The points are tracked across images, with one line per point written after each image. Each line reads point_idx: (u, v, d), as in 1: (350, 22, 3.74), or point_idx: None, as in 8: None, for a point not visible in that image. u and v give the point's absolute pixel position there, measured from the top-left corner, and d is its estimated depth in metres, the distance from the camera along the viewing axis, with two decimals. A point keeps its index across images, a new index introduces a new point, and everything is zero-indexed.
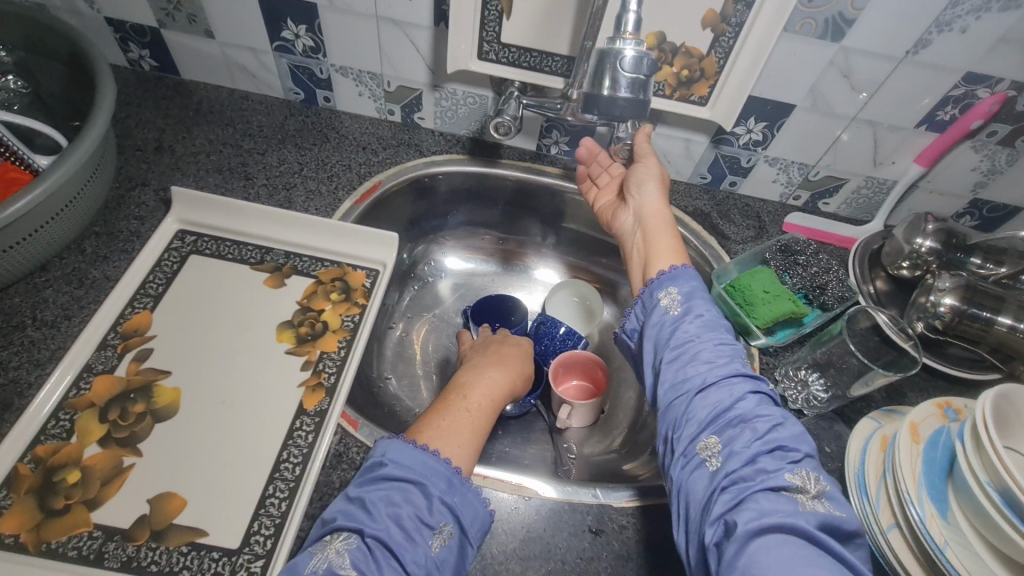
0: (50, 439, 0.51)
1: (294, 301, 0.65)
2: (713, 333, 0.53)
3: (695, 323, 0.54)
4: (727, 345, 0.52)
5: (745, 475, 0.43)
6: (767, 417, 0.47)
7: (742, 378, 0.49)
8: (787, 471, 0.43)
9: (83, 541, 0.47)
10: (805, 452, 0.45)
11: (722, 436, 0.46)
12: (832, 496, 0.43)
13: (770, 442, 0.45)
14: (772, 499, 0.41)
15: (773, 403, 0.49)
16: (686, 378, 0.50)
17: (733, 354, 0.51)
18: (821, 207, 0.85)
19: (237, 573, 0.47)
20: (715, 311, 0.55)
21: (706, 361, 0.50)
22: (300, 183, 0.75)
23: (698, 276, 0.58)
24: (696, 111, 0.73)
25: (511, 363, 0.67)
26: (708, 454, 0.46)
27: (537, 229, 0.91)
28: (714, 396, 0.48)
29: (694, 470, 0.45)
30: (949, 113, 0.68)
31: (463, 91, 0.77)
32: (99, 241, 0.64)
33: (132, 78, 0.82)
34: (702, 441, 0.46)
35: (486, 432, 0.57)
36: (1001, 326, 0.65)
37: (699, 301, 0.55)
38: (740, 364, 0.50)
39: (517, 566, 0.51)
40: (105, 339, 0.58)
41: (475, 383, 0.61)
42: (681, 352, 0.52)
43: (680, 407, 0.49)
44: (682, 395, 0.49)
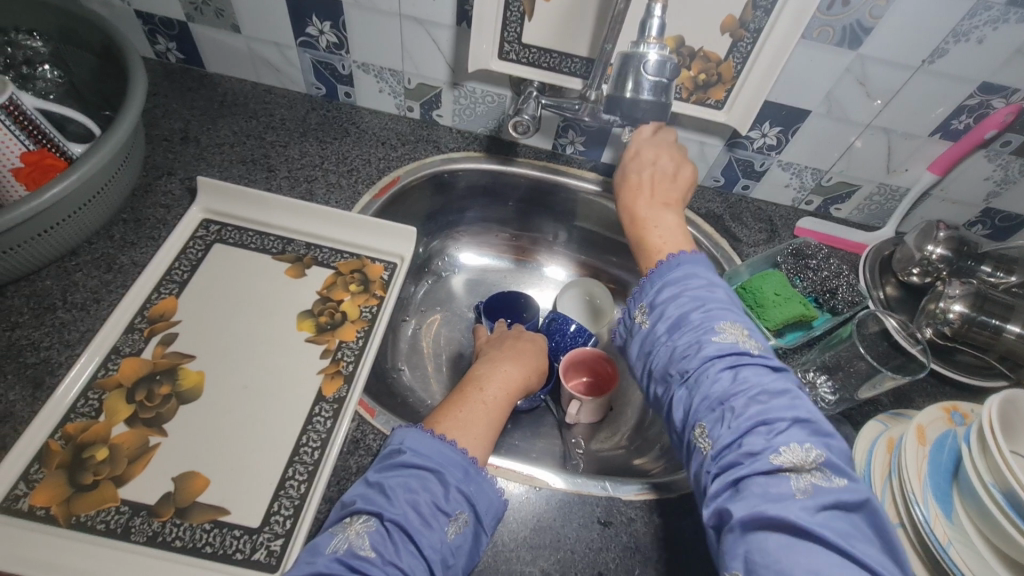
0: (80, 417, 0.53)
1: (315, 291, 0.67)
2: (686, 317, 0.52)
3: (667, 313, 0.53)
4: (701, 322, 0.51)
5: (733, 460, 0.44)
6: (749, 393, 0.46)
7: (718, 356, 0.48)
8: (773, 448, 0.43)
9: (110, 515, 0.48)
10: (792, 420, 0.44)
11: (710, 423, 0.46)
12: (830, 462, 0.43)
13: (752, 420, 0.45)
14: (761, 482, 0.42)
15: (758, 371, 0.47)
16: (670, 375, 0.51)
17: (708, 332, 0.50)
18: (833, 212, 0.86)
19: (257, 551, 0.48)
20: (687, 290, 0.53)
21: (683, 351, 0.50)
22: (321, 176, 0.76)
23: (667, 259, 0.56)
24: (713, 114, 0.74)
25: (528, 358, 0.68)
26: (701, 445, 0.47)
27: (550, 227, 0.93)
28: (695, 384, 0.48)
29: (693, 458, 0.47)
30: (963, 122, 0.69)
31: (482, 90, 0.78)
32: (127, 227, 0.66)
33: (158, 69, 0.84)
34: (694, 430, 0.47)
35: (501, 425, 0.58)
36: (1010, 334, 0.66)
37: (668, 288, 0.54)
38: (715, 340, 0.49)
39: (528, 554, 0.52)
40: (132, 322, 0.60)
41: (492, 376, 0.63)
42: (659, 349, 0.52)
43: (671, 404, 0.50)
44: (670, 391, 0.50)
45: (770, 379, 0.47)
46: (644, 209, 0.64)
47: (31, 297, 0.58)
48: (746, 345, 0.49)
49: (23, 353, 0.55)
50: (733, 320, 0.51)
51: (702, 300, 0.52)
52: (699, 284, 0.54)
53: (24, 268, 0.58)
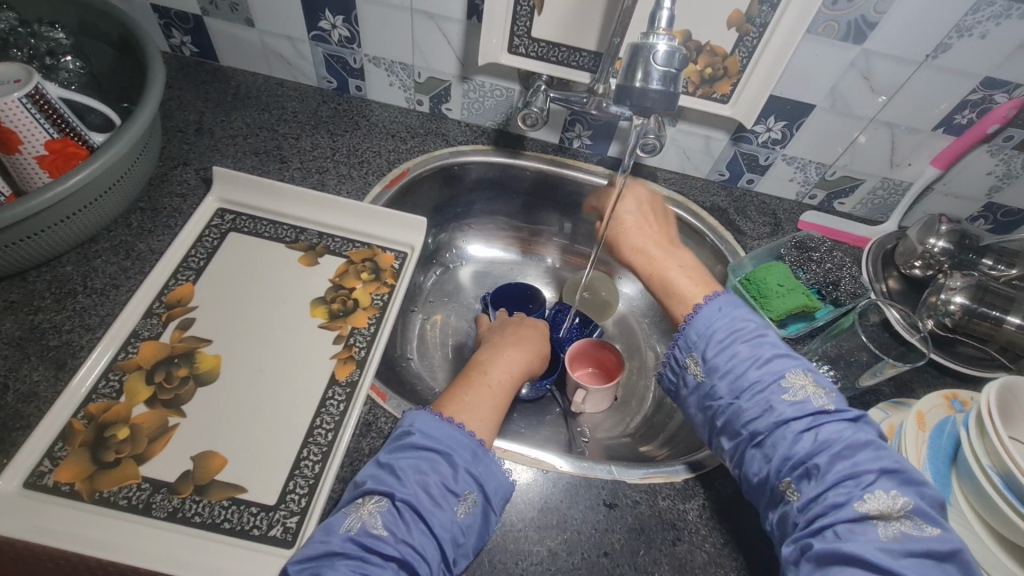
0: (101, 398, 0.54)
1: (327, 279, 0.68)
2: (748, 372, 0.53)
3: (726, 369, 0.54)
4: (766, 376, 0.52)
5: (818, 511, 0.46)
6: (830, 448, 0.47)
7: (792, 412, 0.50)
8: (856, 498, 0.45)
9: (132, 492, 0.50)
10: (879, 472, 0.46)
11: (794, 479, 0.48)
12: (919, 509, 0.44)
13: (837, 474, 0.46)
14: (849, 530, 0.44)
15: (837, 424, 0.49)
16: (740, 431, 0.52)
17: (776, 387, 0.51)
18: (837, 207, 0.87)
19: (274, 528, 0.50)
20: (743, 344, 0.54)
21: (753, 409, 0.51)
22: (332, 167, 0.78)
23: (713, 309, 0.57)
24: (718, 108, 0.75)
25: (527, 343, 0.69)
26: (785, 496, 0.48)
27: (556, 220, 0.94)
28: (769, 439, 0.50)
29: (781, 510, 0.49)
30: (966, 117, 0.70)
31: (491, 84, 0.80)
32: (144, 216, 0.68)
33: (173, 62, 0.86)
34: (779, 484, 0.49)
35: (507, 408, 0.59)
36: (1010, 326, 0.67)
37: (721, 342, 0.55)
38: (784, 395, 0.51)
39: (535, 534, 0.53)
40: (151, 308, 0.61)
41: (495, 361, 0.64)
42: (724, 406, 0.53)
43: (743, 460, 0.52)
44: (740, 447, 0.52)
45: (849, 432, 0.48)
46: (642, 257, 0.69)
47: (53, 282, 0.60)
48: (819, 397, 0.50)
49: (46, 336, 0.56)
50: (796, 369, 0.52)
51: (760, 353, 0.53)
52: (754, 336, 0.55)
53: (45, 254, 0.60)
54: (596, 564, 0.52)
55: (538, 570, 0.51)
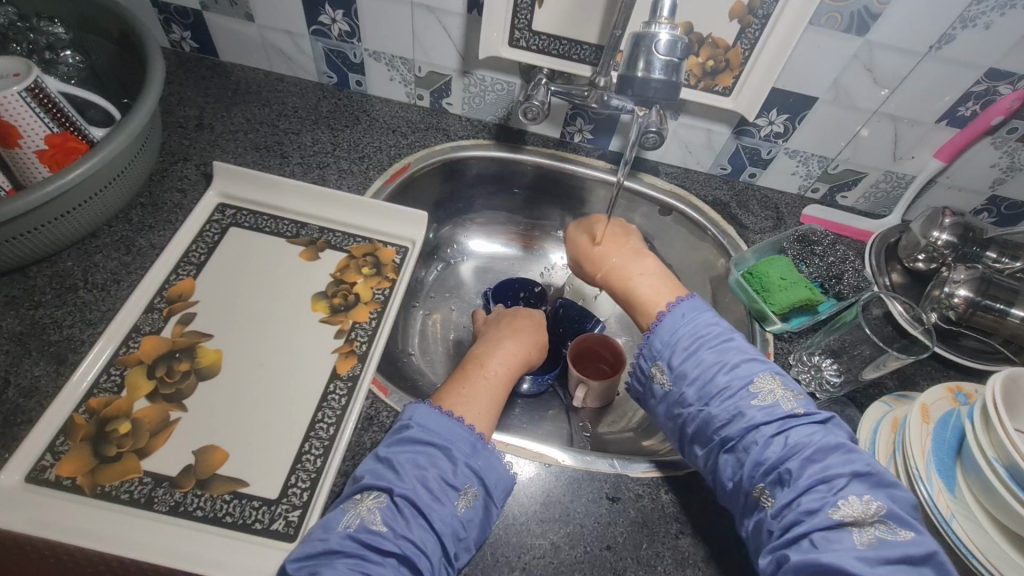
0: (103, 392, 0.54)
1: (328, 274, 0.68)
2: (715, 378, 0.53)
3: (694, 376, 0.54)
4: (734, 382, 0.52)
5: (792, 519, 0.45)
6: (802, 453, 0.47)
7: (762, 417, 0.50)
8: (830, 503, 0.45)
9: (134, 486, 0.50)
10: (850, 476, 0.46)
11: (767, 485, 0.48)
12: (892, 512, 0.44)
13: (810, 479, 0.46)
14: (824, 538, 0.43)
15: (806, 428, 0.49)
16: (711, 438, 0.52)
17: (744, 393, 0.51)
18: (839, 200, 0.86)
19: (276, 521, 0.50)
20: (708, 350, 0.55)
21: (721, 415, 0.51)
22: (333, 162, 0.77)
23: (676, 315, 0.58)
24: (720, 101, 0.74)
25: (524, 333, 0.69)
26: (760, 504, 0.48)
27: (557, 215, 0.94)
28: (740, 444, 0.50)
29: (757, 519, 0.48)
30: (970, 108, 0.70)
31: (492, 78, 0.79)
32: (144, 211, 0.68)
33: (173, 58, 0.85)
34: (753, 491, 0.49)
35: (504, 398, 0.59)
36: (1014, 318, 0.66)
37: (687, 348, 0.55)
38: (753, 401, 0.51)
39: (537, 528, 0.53)
40: (152, 303, 0.61)
41: (491, 353, 0.64)
42: (694, 414, 0.53)
43: (717, 467, 0.52)
44: (713, 454, 0.52)
45: (819, 436, 0.48)
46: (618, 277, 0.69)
47: (54, 278, 0.60)
48: (787, 401, 0.51)
49: (47, 331, 0.56)
50: (764, 373, 0.53)
51: (727, 358, 0.54)
52: (718, 341, 0.55)
53: (45, 250, 0.60)
54: (599, 558, 0.52)
55: (540, 563, 0.51)
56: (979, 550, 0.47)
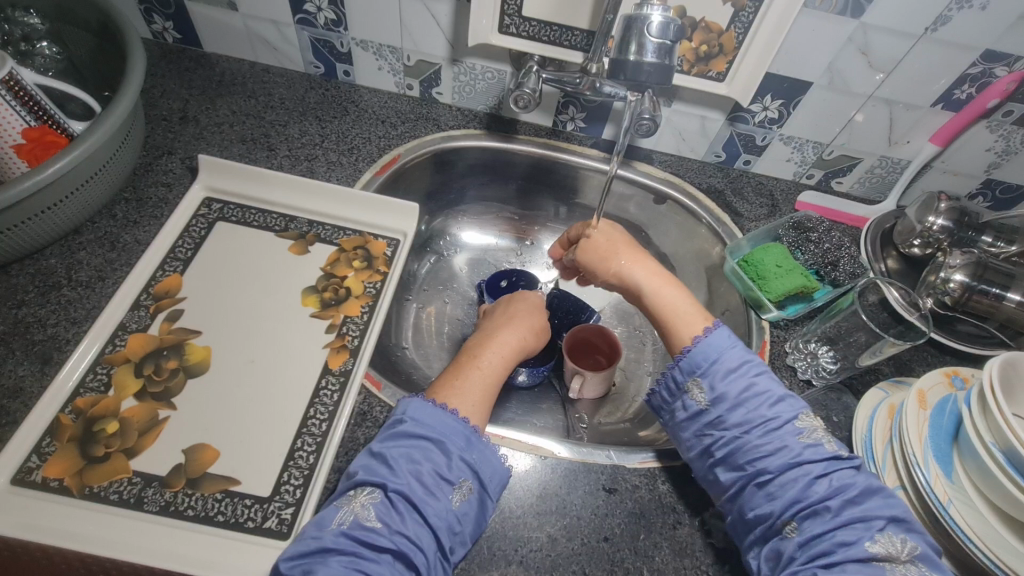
0: (89, 392, 0.53)
1: (318, 268, 0.67)
2: (761, 408, 0.51)
3: (737, 401, 0.52)
4: (781, 416, 0.51)
5: (823, 550, 0.45)
6: (843, 492, 0.47)
7: (807, 454, 0.49)
8: (867, 538, 0.45)
9: (123, 486, 0.49)
10: (889, 518, 0.46)
11: (799, 519, 0.47)
12: (924, 556, 0.44)
13: (848, 516, 0.46)
14: (857, 570, 0.43)
15: (849, 470, 0.49)
16: (742, 466, 0.50)
17: (788, 426, 0.50)
18: (834, 186, 0.85)
19: (269, 520, 0.49)
20: (754, 376, 0.53)
21: (761, 444, 0.50)
22: (322, 154, 0.76)
23: (724, 336, 0.55)
24: (714, 87, 0.73)
25: (522, 321, 0.68)
26: (782, 533, 0.47)
27: (551, 205, 0.93)
28: (776, 477, 0.49)
29: (778, 548, 0.47)
30: (965, 91, 0.69)
31: (482, 66, 0.78)
32: (129, 206, 0.66)
33: (156, 49, 0.83)
34: (781, 522, 0.47)
35: (498, 390, 0.58)
36: (1010, 302, 0.66)
37: (732, 371, 0.53)
38: (798, 435, 0.50)
39: (534, 521, 0.53)
40: (138, 299, 0.60)
41: (487, 344, 0.63)
42: (729, 437, 0.51)
43: (740, 493, 0.50)
44: (741, 482, 0.50)
45: (862, 477, 0.48)
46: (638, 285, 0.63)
47: (36, 275, 0.58)
48: (830, 442, 0.50)
49: (30, 330, 0.55)
50: (806, 411, 0.52)
51: (774, 391, 0.52)
52: (765, 370, 0.54)
53: (28, 247, 0.58)
54: (596, 550, 0.52)
55: (537, 557, 0.51)
56: (976, 535, 0.47)
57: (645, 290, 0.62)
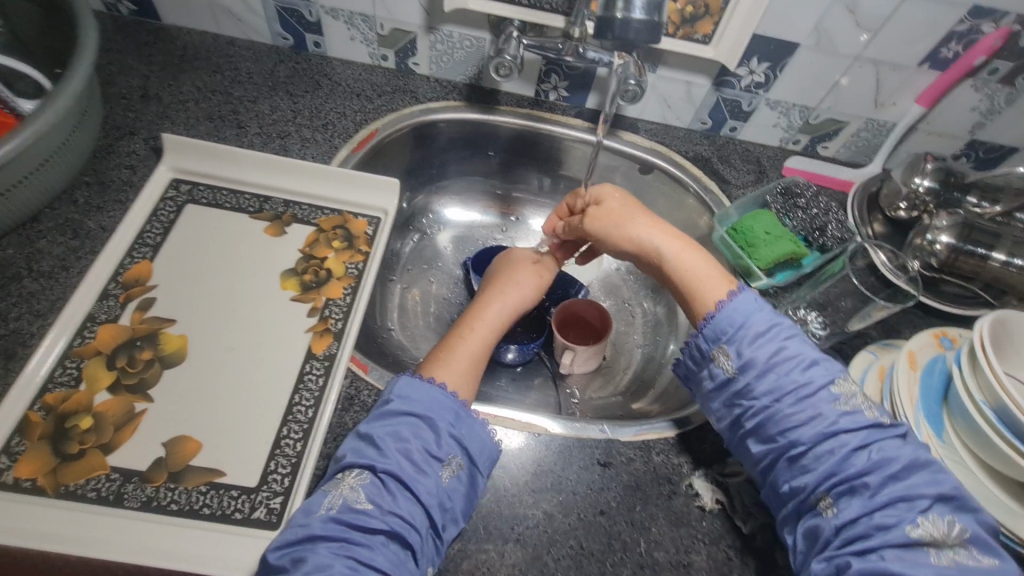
0: (59, 387, 0.51)
1: (297, 249, 0.64)
2: (792, 374, 0.48)
3: (766, 367, 0.48)
4: (813, 381, 0.48)
5: (859, 532, 0.42)
6: (884, 467, 0.44)
7: (843, 423, 0.46)
8: (909, 521, 0.42)
9: (101, 484, 0.47)
10: (935, 497, 0.43)
11: (836, 495, 0.44)
12: (975, 539, 0.42)
13: (889, 494, 0.43)
14: (896, 556, 0.41)
15: (892, 441, 0.46)
16: (775, 438, 0.47)
17: (823, 395, 0.47)
18: (820, 151, 0.84)
19: (257, 510, 0.48)
20: (786, 342, 0.49)
21: (794, 414, 0.47)
22: (295, 131, 0.73)
23: (749, 299, 0.51)
24: (700, 50, 0.71)
25: (514, 278, 0.67)
26: (818, 509, 0.45)
27: (535, 177, 0.90)
28: (810, 450, 0.46)
29: (813, 524, 0.44)
30: (952, 49, 0.68)
31: (459, 33, 0.74)
32: (90, 191, 0.62)
33: (110, 22, 0.78)
34: (816, 496, 0.45)
35: (488, 349, 0.58)
36: (995, 262, 0.66)
37: (761, 335, 0.50)
38: (833, 403, 0.47)
39: (530, 498, 0.52)
40: (106, 289, 0.57)
41: (474, 308, 0.63)
42: (759, 407, 0.48)
43: (771, 467, 0.48)
44: (772, 455, 0.47)
45: (906, 449, 0.45)
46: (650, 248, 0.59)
47: None
48: (870, 410, 0.47)
49: None
50: (842, 377, 0.49)
51: (806, 356, 0.49)
52: (796, 334, 0.50)
53: None
54: (594, 524, 0.51)
55: (534, 533, 0.50)
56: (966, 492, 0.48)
57: (665, 254, 0.58)
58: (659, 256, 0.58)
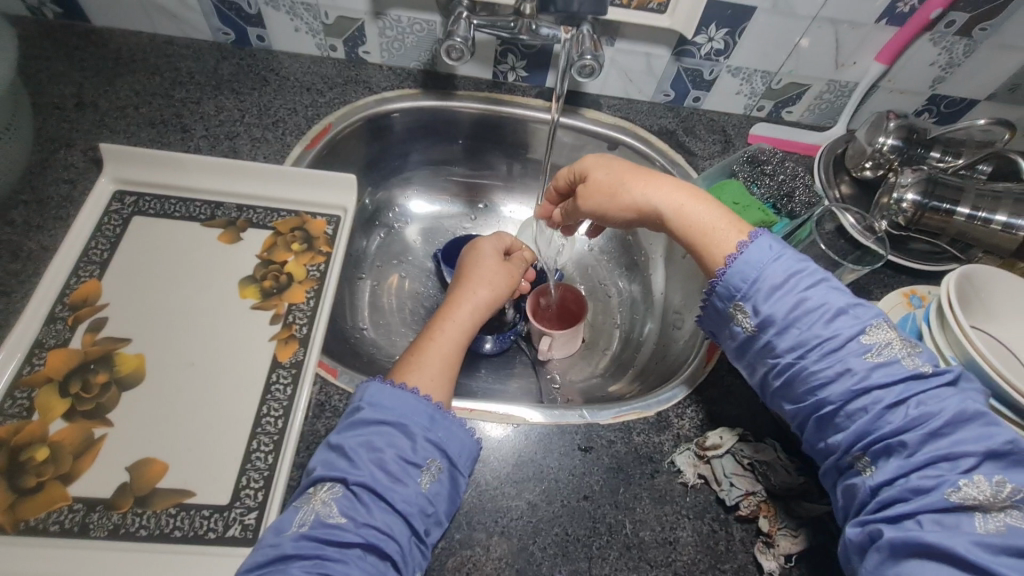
0: (10, 419, 0.48)
1: (254, 255, 0.62)
2: (815, 327, 0.46)
3: (787, 323, 0.46)
4: (840, 334, 0.45)
5: (893, 494, 0.41)
6: (922, 424, 0.41)
7: (875, 378, 0.43)
8: (950, 483, 0.39)
9: (63, 515, 0.45)
10: (981, 454, 0.40)
11: (872, 453, 0.43)
12: None
13: (929, 454, 0.40)
14: (934, 521, 0.38)
15: (933, 393, 0.42)
16: (805, 396, 0.46)
17: (853, 347, 0.45)
18: (784, 116, 0.84)
19: (231, 527, 0.46)
20: (808, 293, 0.46)
21: (821, 371, 0.45)
22: (244, 131, 0.70)
23: (763, 248, 0.48)
24: (656, 19, 0.69)
25: (480, 275, 0.65)
26: (855, 468, 0.44)
27: (502, 162, 0.88)
28: (840, 407, 0.44)
29: (850, 482, 0.44)
30: (909, 4, 0.67)
31: (408, 17, 0.72)
32: (27, 210, 0.59)
33: (35, 28, 0.73)
34: (852, 455, 0.44)
35: (463, 347, 0.57)
36: (960, 216, 0.66)
37: (779, 290, 0.47)
38: (864, 355, 0.44)
39: (512, 489, 0.52)
40: (53, 312, 0.55)
41: (442, 309, 0.61)
42: (785, 365, 0.47)
43: (807, 424, 0.47)
44: (805, 413, 0.47)
45: (951, 400, 0.42)
46: (649, 206, 0.55)
47: None
48: (909, 359, 0.44)
49: None
50: (877, 323, 0.45)
51: (832, 306, 0.46)
52: (819, 282, 0.47)
53: None
54: (577, 509, 0.51)
55: (519, 525, 0.50)
56: None
57: (667, 216, 0.54)
58: (661, 218, 0.55)
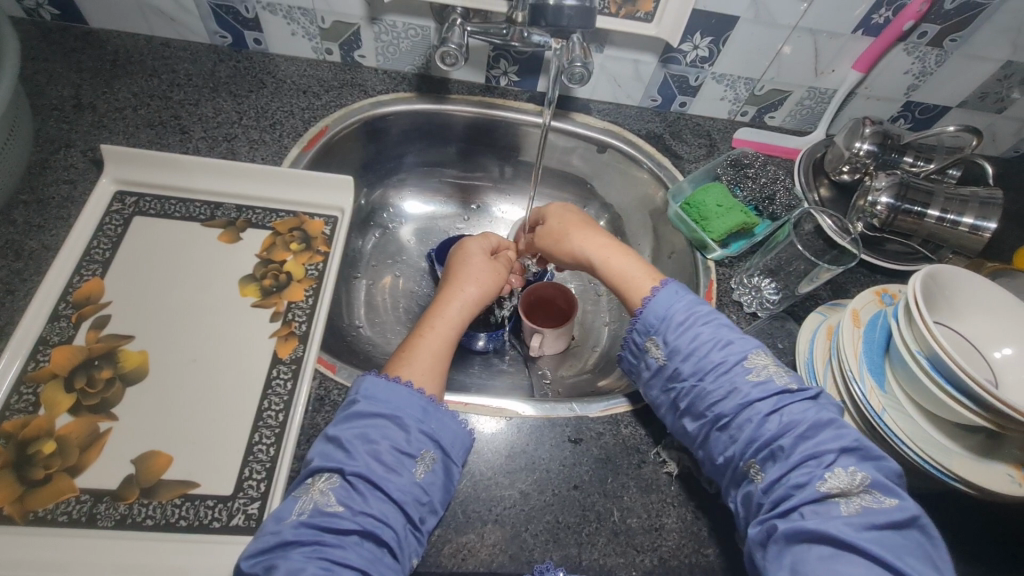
0: (16, 414, 0.50)
1: (253, 255, 0.64)
2: (710, 354, 0.50)
3: (689, 352, 0.51)
4: (730, 358, 0.50)
5: (781, 493, 0.44)
6: (793, 428, 0.46)
7: (757, 393, 0.48)
8: (818, 477, 0.43)
9: (71, 506, 0.47)
10: (840, 450, 0.44)
11: (761, 460, 0.46)
12: (879, 483, 0.43)
13: (802, 454, 0.45)
14: (813, 511, 0.42)
15: (800, 403, 0.47)
16: (705, 413, 0.50)
17: (739, 369, 0.49)
18: (767, 121, 0.87)
19: (235, 517, 0.48)
20: (703, 326, 0.52)
21: (715, 391, 0.49)
22: (242, 133, 0.71)
23: (670, 292, 0.54)
24: (643, 28, 0.72)
25: (469, 273, 0.67)
26: (749, 476, 0.47)
27: (495, 164, 0.90)
28: (732, 420, 0.48)
29: (745, 490, 0.47)
30: (883, 15, 0.71)
31: (403, 23, 0.73)
32: (29, 210, 0.60)
33: (33, 30, 0.74)
34: (744, 464, 0.47)
35: (452, 346, 0.59)
36: (930, 219, 0.70)
37: (682, 324, 0.52)
38: (748, 375, 0.49)
39: (505, 479, 0.54)
40: (56, 310, 0.56)
41: (434, 306, 0.63)
42: (687, 388, 0.51)
43: (707, 440, 0.50)
44: (705, 429, 0.50)
45: (815, 408, 0.47)
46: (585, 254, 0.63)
47: None
48: (782, 376, 0.49)
49: None
50: (757, 350, 0.51)
51: (722, 336, 0.51)
52: (714, 318, 0.52)
53: None
54: (568, 498, 0.53)
55: (512, 513, 0.52)
56: (908, 436, 0.51)
57: (595, 264, 0.62)
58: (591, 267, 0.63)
